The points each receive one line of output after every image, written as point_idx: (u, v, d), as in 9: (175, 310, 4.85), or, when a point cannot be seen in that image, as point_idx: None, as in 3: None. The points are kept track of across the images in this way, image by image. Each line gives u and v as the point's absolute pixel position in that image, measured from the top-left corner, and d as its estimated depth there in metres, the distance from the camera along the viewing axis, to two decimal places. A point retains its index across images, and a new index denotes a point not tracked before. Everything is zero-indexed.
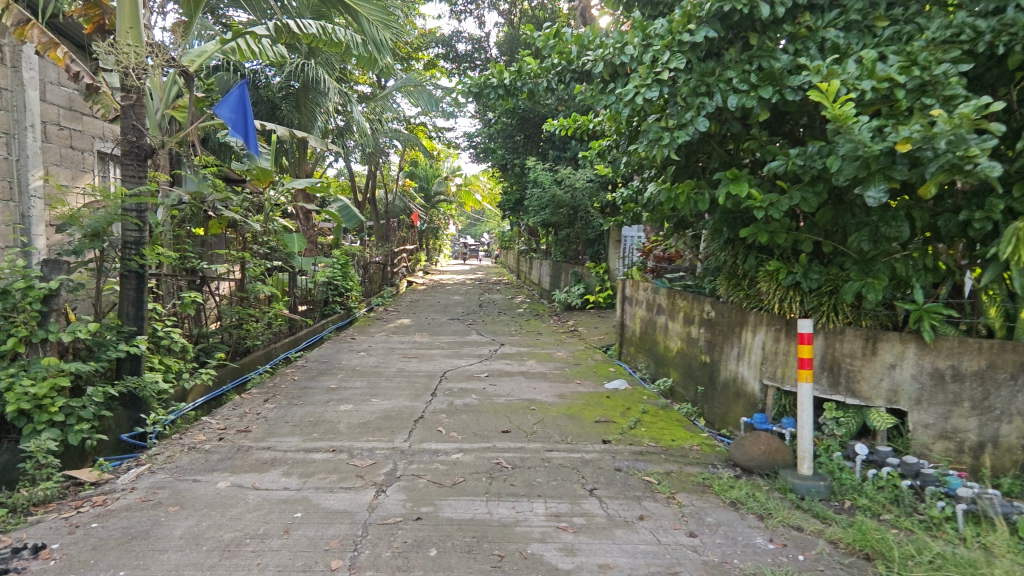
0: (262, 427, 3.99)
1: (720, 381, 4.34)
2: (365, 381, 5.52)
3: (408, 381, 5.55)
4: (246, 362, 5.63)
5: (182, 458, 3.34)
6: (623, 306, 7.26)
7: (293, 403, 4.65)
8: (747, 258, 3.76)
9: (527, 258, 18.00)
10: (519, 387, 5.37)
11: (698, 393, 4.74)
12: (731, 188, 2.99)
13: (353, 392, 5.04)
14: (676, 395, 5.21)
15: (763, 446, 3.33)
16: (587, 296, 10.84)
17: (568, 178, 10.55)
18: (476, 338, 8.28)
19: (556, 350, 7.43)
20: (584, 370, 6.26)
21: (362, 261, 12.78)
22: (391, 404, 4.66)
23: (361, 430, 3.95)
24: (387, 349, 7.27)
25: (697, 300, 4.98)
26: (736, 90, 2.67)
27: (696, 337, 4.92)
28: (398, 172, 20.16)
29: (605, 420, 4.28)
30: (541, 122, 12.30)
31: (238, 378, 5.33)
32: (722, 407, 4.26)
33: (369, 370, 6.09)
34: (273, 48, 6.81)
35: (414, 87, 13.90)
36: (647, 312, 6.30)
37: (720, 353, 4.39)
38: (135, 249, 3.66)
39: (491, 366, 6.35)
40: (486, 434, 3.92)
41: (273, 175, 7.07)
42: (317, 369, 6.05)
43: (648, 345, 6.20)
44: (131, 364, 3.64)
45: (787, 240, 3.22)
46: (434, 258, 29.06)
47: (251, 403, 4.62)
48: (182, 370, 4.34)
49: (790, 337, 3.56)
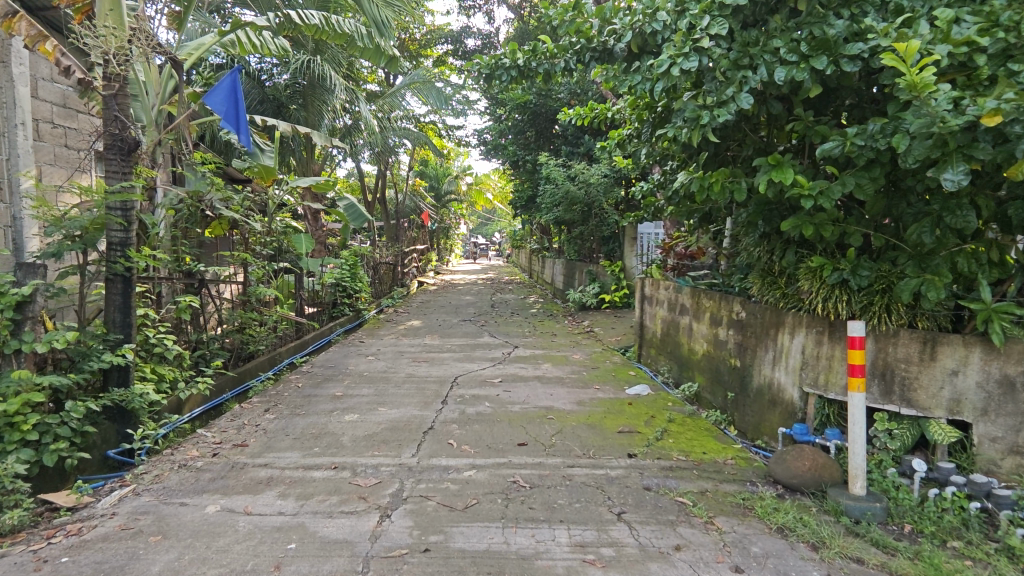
0: (260, 440, 3.72)
1: (753, 388, 4.01)
2: (373, 388, 5.24)
3: (417, 388, 5.27)
4: (249, 368, 5.38)
5: (171, 478, 3.08)
6: (642, 306, 6.94)
7: (295, 413, 4.38)
8: (785, 254, 3.43)
9: (540, 257, 17.70)
10: (535, 393, 5.07)
11: (728, 400, 4.42)
12: (774, 175, 2.66)
13: (359, 400, 4.77)
14: (703, 400, 4.89)
15: (807, 462, 3.00)
16: (602, 296, 10.52)
17: (581, 174, 10.25)
18: (488, 340, 8.00)
19: (572, 353, 7.12)
20: (603, 374, 5.94)
21: (373, 262, 12.56)
22: (399, 414, 4.37)
23: (367, 444, 3.67)
24: (396, 353, 6.99)
25: (725, 299, 4.65)
26: (784, 61, 2.36)
27: (725, 339, 4.58)
28: (408, 171, 19.95)
29: (629, 430, 3.97)
30: (553, 117, 12.01)
31: (240, 386, 5.08)
32: (755, 416, 3.93)
33: (377, 375, 5.82)
34: (274, 41, 6.59)
35: (423, 84, 13.67)
36: (670, 313, 5.97)
37: (752, 357, 4.06)
38: (121, 250, 3.42)
39: (505, 370, 6.06)
40: (501, 447, 3.62)
41: (276, 173, 6.81)
42: (322, 375, 5.79)
43: (670, 347, 5.88)
44: (119, 375, 3.40)
45: (834, 233, 2.89)
46: (445, 258, 28.84)
47: (251, 413, 4.36)
48: (177, 379, 4.10)
49: (835, 340, 3.23)
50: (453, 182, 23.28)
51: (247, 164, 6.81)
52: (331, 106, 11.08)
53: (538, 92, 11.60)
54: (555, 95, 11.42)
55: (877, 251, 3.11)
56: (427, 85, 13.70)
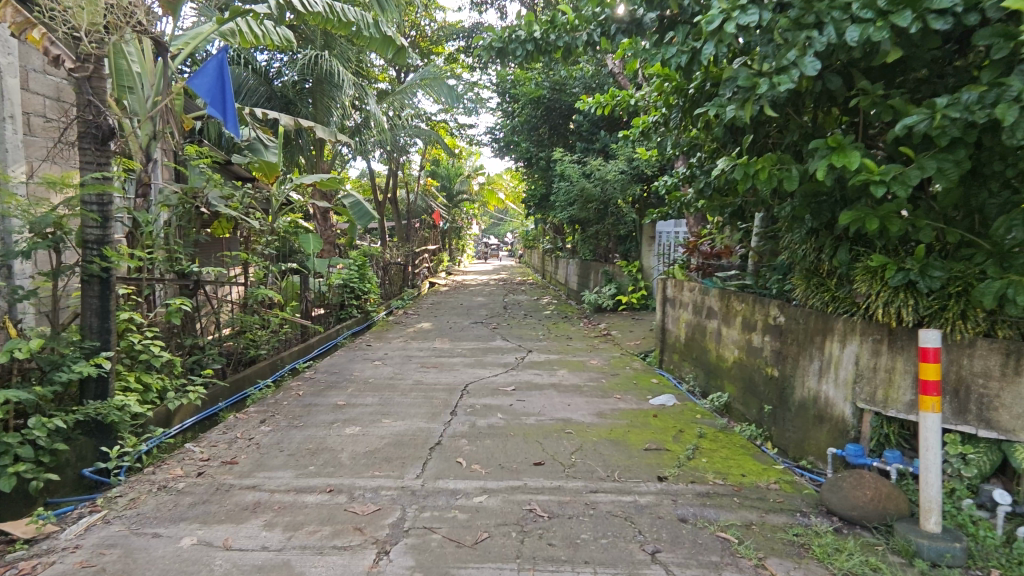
0: (251, 457, 3.39)
1: (793, 401, 3.63)
2: (378, 397, 4.90)
3: (425, 396, 4.93)
4: (247, 375, 5.07)
5: (148, 503, 2.77)
6: (664, 308, 6.55)
7: (293, 425, 4.05)
8: (836, 252, 3.04)
9: (553, 257, 17.32)
10: (552, 402, 4.71)
11: (763, 413, 4.04)
12: (836, 159, 2.28)
13: (363, 411, 4.44)
14: (734, 412, 4.51)
15: (868, 491, 2.61)
16: (619, 297, 10.14)
17: (597, 171, 9.87)
18: (501, 344, 7.65)
19: (589, 358, 6.74)
20: (623, 382, 5.56)
21: (383, 262, 12.26)
22: (404, 426, 4.03)
23: (367, 462, 3.33)
24: (404, 358, 6.66)
25: (760, 303, 4.26)
26: (856, 20, 1.99)
27: (760, 346, 4.20)
28: (419, 171, 19.66)
29: (656, 447, 3.61)
30: (568, 113, 11.65)
31: (237, 394, 4.78)
32: (797, 434, 3.55)
33: (383, 382, 5.48)
34: (277, 30, 6.31)
35: (434, 80, 13.35)
36: (695, 316, 5.58)
37: (793, 366, 3.68)
38: (97, 249, 3.11)
39: (518, 377, 5.70)
40: (515, 467, 3.26)
41: (279, 170, 6.56)
42: (326, 382, 5.47)
43: (696, 353, 5.50)
44: (97, 387, 3.10)
45: (901, 228, 2.50)
46: (457, 259, 28.53)
47: (245, 424, 4.04)
48: (167, 388, 3.80)
49: (895, 350, 2.86)
50: (465, 181, 22.97)
51: (248, 159, 6.52)
52: (341, 103, 10.77)
53: (552, 87, 11.25)
54: (569, 89, 11.08)
55: (947, 248, 2.72)
56: (439, 81, 13.38)
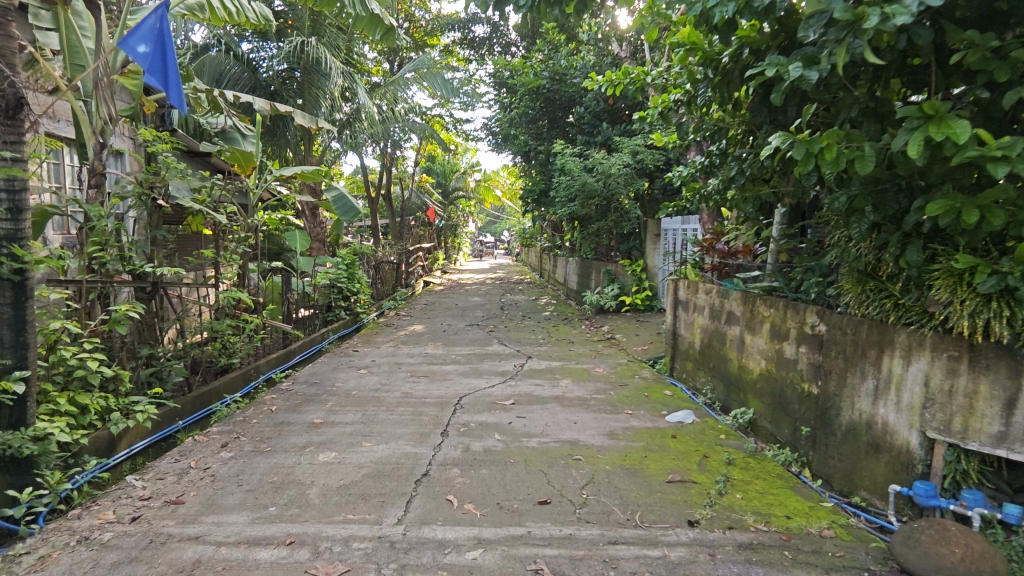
0: (202, 495, 2.85)
1: (839, 424, 3.12)
2: (360, 413, 4.36)
3: (413, 412, 4.39)
4: (214, 388, 4.52)
5: (60, 563, 2.23)
6: (675, 312, 6.03)
7: (259, 450, 3.51)
8: (903, 251, 2.53)
9: (551, 256, 16.80)
10: (555, 420, 4.18)
11: (800, 435, 3.53)
12: (934, 132, 1.77)
13: (341, 431, 3.90)
14: (762, 432, 4.00)
15: (956, 549, 2.12)
16: (622, 298, 9.62)
17: (600, 164, 9.35)
18: (498, 349, 7.12)
19: (594, 366, 6.21)
20: (633, 395, 5.03)
21: (375, 261, 11.71)
22: (387, 452, 3.49)
23: (340, 501, 2.80)
24: (392, 366, 6.12)
25: (793, 309, 3.75)
26: None
27: (794, 358, 3.68)
28: (413, 166, 19.13)
29: (681, 479, 3.08)
30: (569, 104, 11.16)
31: (200, 410, 4.24)
32: (844, 463, 3.04)
33: (367, 395, 4.93)
34: (251, 7, 5.75)
35: (428, 72, 12.85)
36: (713, 320, 5.07)
37: (836, 383, 3.17)
38: (6, 245, 2.58)
39: (518, 388, 5.17)
40: (516, 507, 2.74)
41: (255, 160, 6.03)
42: (303, 395, 4.92)
43: (714, 361, 4.98)
44: (10, 414, 2.58)
45: (1005, 220, 1.99)
46: (452, 257, 27.99)
47: (202, 451, 3.50)
48: (109, 409, 3.26)
49: (978, 370, 2.35)
50: (461, 178, 22.47)
51: (219, 148, 5.93)
52: (329, 94, 10.22)
53: (552, 76, 10.84)
54: (570, 79, 10.65)
55: None
56: (433, 72, 12.89)
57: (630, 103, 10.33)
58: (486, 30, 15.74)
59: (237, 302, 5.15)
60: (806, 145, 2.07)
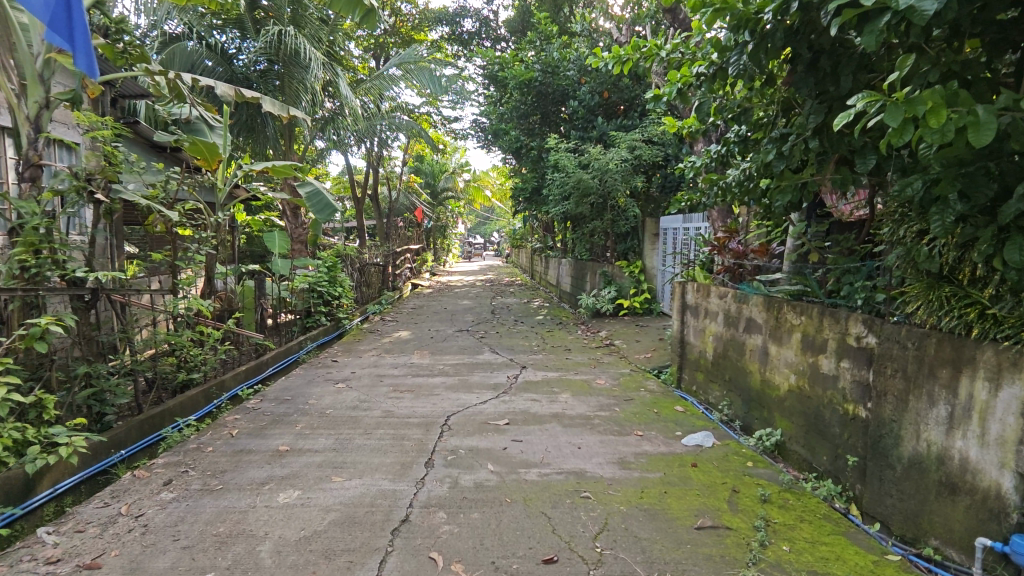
0: (126, 555, 2.30)
1: (899, 456, 2.65)
2: (333, 438, 3.80)
3: (394, 436, 3.85)
4: (168, 410, 3.96)
5: None
6: (682, 317, 5.54)
7: (207, 488, 2.95)
8: (998, 249, 2.05)
9: (543, 257, 16.29)
10: (557, 445, 3.65)
11: (844, 464, 3.07)
12: None
13: (309, 462, 3.34)
14: (794, 457, 3.54)
15: None
16: (620, 301, 9.14)
17: (596, 160, 8.87)
18: (489, 358, 6.60)
19: (595, 378, 5.69)
20: (641, 411, 4.50)
21: (360, 263, 11.14)
22: (360, 490, 2.95)
23: (297, 562, 2.26)
24: (373, 378, 5.56)
25: (829, 317, 3.27)
26: None
27: (833, 374, 3.21)
28: (401, 165, 18.58)
29: (714, 525, 2.59)
30: (562, 99, 10.70)
31: (149, 436, 3.67)
32: (907, 503, 2.57)
33: (344, 414, 4.38)
34: None
35: (414, 65, 12.34)
36: (728, 327, 4.60)
37: (892, 407, 2.70)
38: None
39: (513, 404, 4.64)
40: (516, 569, 2.22)
41: (220, 152, 5.39)
42: (270, 415, 4.35)
43: (731, 373, 4.51)
44: None
45: None
46: (441, 259, 27.39)
47: (140, 490, 2.93)
48: (24, 443, 2.70)
49: None
50: (450, 178, 21.95)
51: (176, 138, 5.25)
52: (309, 88, 9.65)
53: (544, 69, 10.41)
54: (563, 72, 10.32)
55: None
56: (419, 66, 12.38)
57: (626, 98, 9.88)
58: (475, 24, 15.28)
59: (199, 312, 4.61)
60: (904, 109, 1.56)
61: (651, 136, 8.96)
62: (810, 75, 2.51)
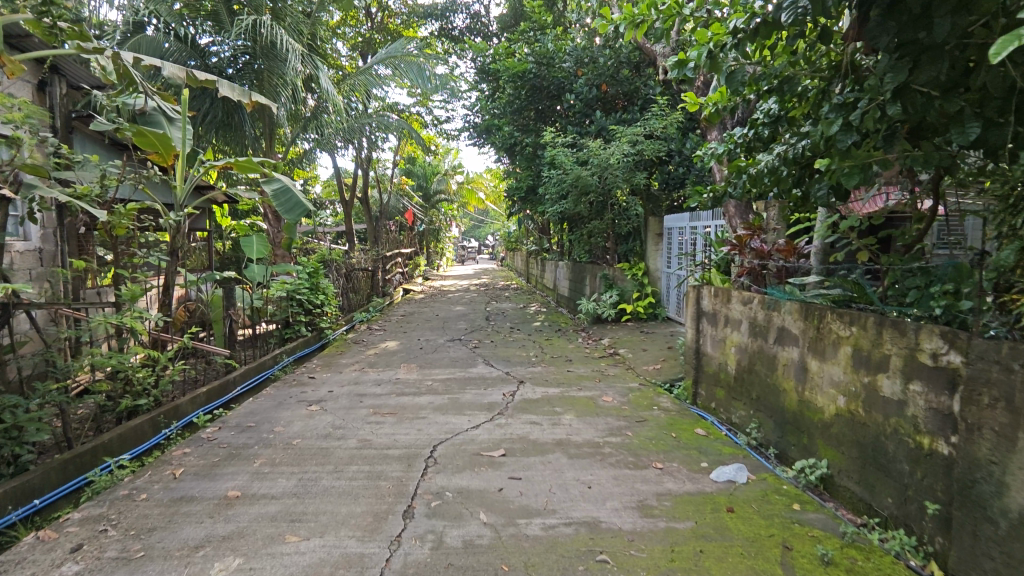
0: None
1: (1002, 509, 2.06)
2: (295, 478, 3.20)
3: (368, 475, 3.25)
4: (103, 444, 3.36)
5: None
6: (699, 325, 4.96)
7: (126, 557, 2.35)
8: None
9: (539, 260, 15.74)
10: (563, 485, 3.07)
11: (916, 509, 2.50)
12: None
13: (261, 514, 2.74)
14: (845, 495, 2.96)
15: None
16: (623, 306, 8.58)
17: (596, 155, 8.33)
18: (483, 371, 6.01)
19: (601, 394, 5.10)
20: (658, 436, 3.91)
21: (346, 268, 10.56)
22: (318, 556, 2.35)
23: None
24: (352, 398, 4.96)
25: (890, 329, 2.70)
26: None
27: (899, 399, 2.63)
28: (391, 167, 18.02)
29: None
30: (558, 93, 10.16)
31: (73, 480, 3.07)
32: (1017, 573, 1.99)
33: (314, 445, 3.78)
34: None
35: (401, 57, 11.67)
36: (754, 338, 4.03)
37: (991, 447, 2.11)
38: None
39: (509, 429, 4.06)
40: None
41: (173, 145, 4.83)
42: (227, 447, 3.74)
43: (759, 390, 3.93)
44: None
45: None
46: (435, 262, 26.76)
47: (38, 563, 2.33)
48: None
49: None
50: (442, 180, 21.40)
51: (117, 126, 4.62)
52: (291, 80, 9.12)
53: (538, 61, 9.91)
54: (558, 64, 9.91)
55: None
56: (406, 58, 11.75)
57: (625, 91, 9.40)
58: (466, 20, 14.80)
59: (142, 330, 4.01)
60: None
61: (653, 130, 8.45)
62: (890, 21, 1.94)
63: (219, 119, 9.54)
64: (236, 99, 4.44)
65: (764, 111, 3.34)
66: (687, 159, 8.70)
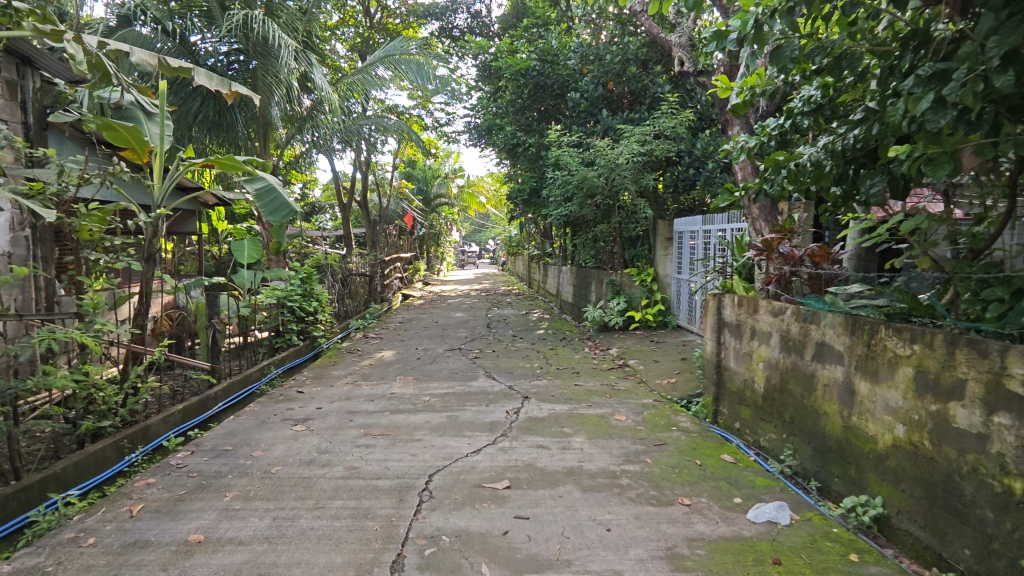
0: None
1: None
2: (269, 517, 2.79)
3: (353, 512, 2.84)
4: (57, 473, 2.97)
5: None
6: (722, 337, 4.54)
7: None
8: None
9: (541, 265, 15.34)
10: (579, 527, 2.65)
11: (1005, 567, 2.09)
12: None
13: (224, 565, 2.34)
14: (907, 541, 2.55)
15: None
16: (631, 313, 8.18)
17: (603, 155, 7.94)
18: (484, 385, 5.60)
19: (613, 412, 4.68)
20: (680, 464, 3.50)
21: (343, 273, 10.17)
22: None
23: None
24: (342, 416, 4.55)
25: (966, 349, 2.30)
26: None
27: (981, 432, 2.22)
28: (391, 170, 17.69)
29: None
30: (562, 92, 9.80)
31: (19, 518, 2.67)
32: None
33: (294, 474, 3.36)
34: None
35: (400, 56, 11.24)
36: (786, 353, 3.62)
37: None
38: None
39: (514, 454, 3.65)
40: None
41: (147, 140, 4.43)
42: (197, 476, 3.33)
43: (794, 412, 3.52)
44: None
45: None
46: (435, 267, 26.35)
47: None
48: None
49: None
50: (443, 184, 21.06)
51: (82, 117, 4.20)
52: (285, 78, 8.82)
53: (543, 58, 9.62)
54: (563, 61, 9.57)
55: None
56: (404, 56, 11.28)
57: (633, 89, 9.03)
58: (467, 20, 14.49)
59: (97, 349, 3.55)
60: None
61: (662, 130, 8.09)
62: None
63: (210, 119, 9.19)
64: (218, 88, 4.07)
65: (804, 97, 2.99)
66: (698, 160, 8.32)
